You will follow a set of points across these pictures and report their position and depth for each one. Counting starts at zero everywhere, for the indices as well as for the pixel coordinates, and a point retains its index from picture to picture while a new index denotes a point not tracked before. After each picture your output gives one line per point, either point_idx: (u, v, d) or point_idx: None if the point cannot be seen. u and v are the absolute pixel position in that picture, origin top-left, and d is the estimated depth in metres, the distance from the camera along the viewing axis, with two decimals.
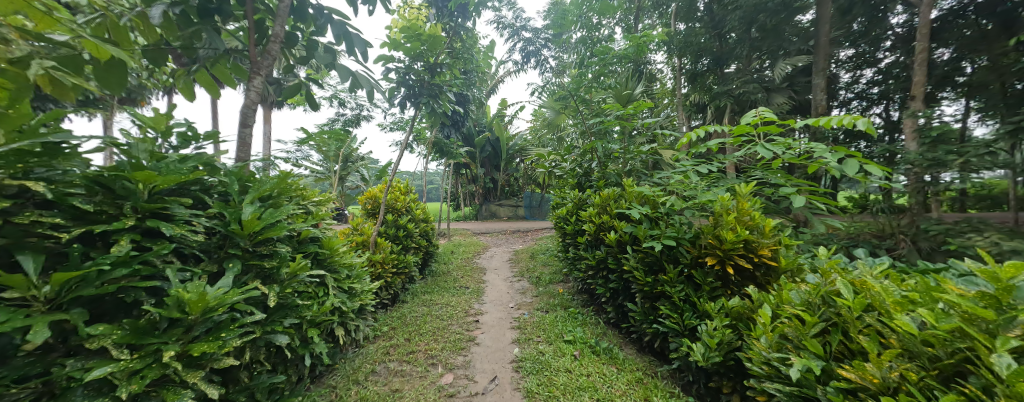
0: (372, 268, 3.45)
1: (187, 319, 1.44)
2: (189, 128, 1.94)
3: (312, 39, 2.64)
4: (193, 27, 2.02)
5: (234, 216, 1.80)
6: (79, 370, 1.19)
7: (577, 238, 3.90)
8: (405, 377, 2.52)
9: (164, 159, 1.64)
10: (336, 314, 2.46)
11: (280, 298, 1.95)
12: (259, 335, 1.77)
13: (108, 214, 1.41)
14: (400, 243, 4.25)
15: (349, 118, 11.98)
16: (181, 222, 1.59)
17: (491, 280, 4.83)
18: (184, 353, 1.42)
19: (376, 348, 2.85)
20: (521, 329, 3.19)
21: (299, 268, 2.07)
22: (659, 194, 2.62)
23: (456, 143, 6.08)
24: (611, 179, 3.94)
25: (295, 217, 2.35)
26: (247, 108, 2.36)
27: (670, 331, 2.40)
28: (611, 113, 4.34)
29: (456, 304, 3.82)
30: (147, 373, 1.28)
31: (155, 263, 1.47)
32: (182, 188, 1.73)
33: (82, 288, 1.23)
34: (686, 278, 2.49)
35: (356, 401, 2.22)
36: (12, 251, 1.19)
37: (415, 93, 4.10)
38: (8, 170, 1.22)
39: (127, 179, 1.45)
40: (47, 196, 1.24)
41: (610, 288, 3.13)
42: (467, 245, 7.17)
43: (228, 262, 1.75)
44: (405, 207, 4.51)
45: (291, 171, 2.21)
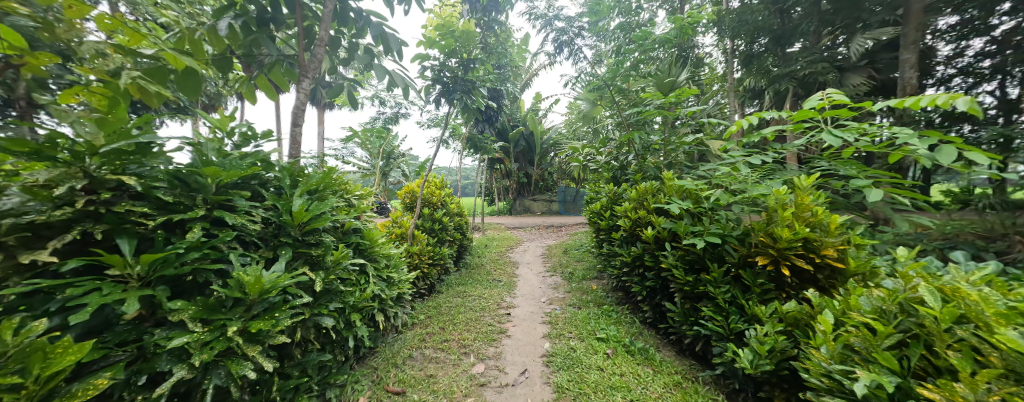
0: (409, 258, 3.59)
1: (247, 299, 1.57)
2: (249, 128, 2.10)
3: (353, 42, 2.78)
4: (252, 36, 2.20)
5: (286, 207, 1.95)
6: (163, 339, 1.35)
7: (611, 234, 3.81)
8: (439, 363, 2.59)
9: (228, 156, 1.80)
10: (376, 301, 2.57)
11: (326, 284, 2.08)
12: (308, 316, 1.89)
13: (185, 205, 1.56)
14: (436, 236, 4.34)
15: (389, 116, 12.43)
16: (242, 212, 1.74)
17: (524, 274, 4.84)
18: (245, 329, 1.55)
19: (413, 335, 2.95)
20: (552, 324, 3.16)
21: (342, 256, 2.19)
22: (703, 188, 2.49)
23: (490, 138, 6.08)
24: (650, 173, 3.79)
25: (340, 209, 2.49)
26: (299, 108, 2.52)
27: (714, 335, 2.29)
28: (651, 103, 4.15)
29: (489, 296, 3.87)
30: (216, 345, 1.41)
31: (222, 249, 1.63)
32: (243, 182, 1.90)
33: (164, 269, 1.38)
34: (733, 279, 2.35)
35: (395, 383, 2.33)
36: (111, 234, 1.36)
37: (448, 90, 4.17)
38: (110, 166, 1.39)
39: (199, 174, 1.61)
40: (138, 189, 1.40)
41: (646, 286, 3.02)
42: (500, 239, 7.25)
43: (281, 250, 1.89)
44: (440, 201, 4.61)
45: (336, 165, 2.34)
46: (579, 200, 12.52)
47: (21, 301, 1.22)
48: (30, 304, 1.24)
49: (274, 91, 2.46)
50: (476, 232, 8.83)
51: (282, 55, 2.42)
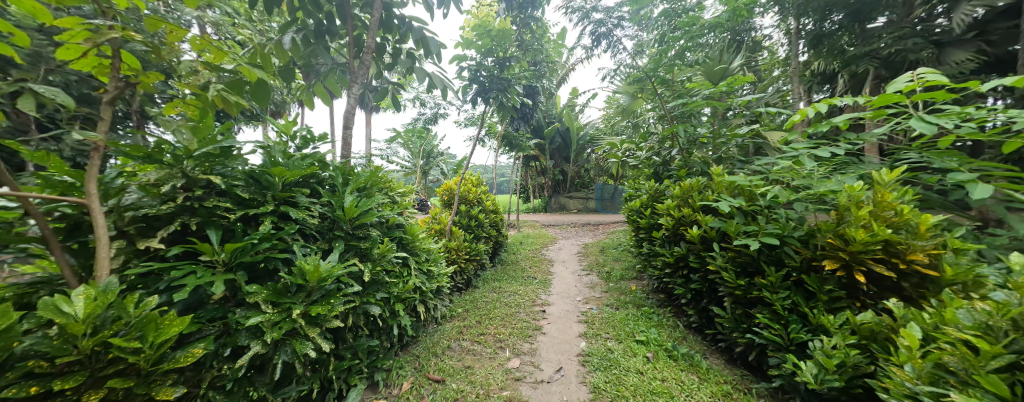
0: (447, 253, 3.69)
1: (307, 285, 1.71)
2: (309, 131, 2.27)
3: (396, 47, 2.91)
4: (310, 47, 2.50)
5: (339, 203, 2.09)
6: (243, 318, 1.53)
7: (652, 233, 3.67)
8: (476, 355, 2.64)
9: (292, 156, 1.97)
10: (417, 293, 2.67)
11: (374, 275, 2.20)
12: (358, 304, 2.01)
13: (258, 201, 1.77)
14: (472, 232, 4.41)
15: (428, 116, 12.82)
16: (303, 207, 1.91)
17: (559, 272, 4.79)
18: (307, 313, 1.69)
19: (451, 327, 3.03)
20: (588, 324, 3.10)
21: (387, 249, 2.30)
22: (756, 184, 2.33)
23: (526, 135, 6.05)
24: (696, 168, 3.59)
25: (385, 206, 2.62)
26: (350, 112, 2.68)
27: (769, 344, 2.13)
28: (697, 93, 3.93)
29: (524, 293, 3.87)
30: (283, 325, 1.56)
31: (287, 240, 1.79)
32: (303, 181, 2.07)
33: (243, 256, 1.56)
34: (794, 284, 2.16)
35: (435, 372, 2.40)
36: (203, 226, 1.57)
37: (484, 89, 4.22)
38: (201, 166, 1.64)
39: (269, 174, 1.80)
40: (221, 186, 1.63)
41: (691, 288, 2.87)
42: (534, 237, 7.22)
43: (335, 242, 2.03)
44: (476, 198, 4.68)
45: (381, 164, 2.48)
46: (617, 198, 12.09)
47: (138, 280, 1.45)
48: (144, 283, 1.46)
49: (328, 96, 2.62)
50: (511, 229, 8.86)
51: (334, 64, 2.66)
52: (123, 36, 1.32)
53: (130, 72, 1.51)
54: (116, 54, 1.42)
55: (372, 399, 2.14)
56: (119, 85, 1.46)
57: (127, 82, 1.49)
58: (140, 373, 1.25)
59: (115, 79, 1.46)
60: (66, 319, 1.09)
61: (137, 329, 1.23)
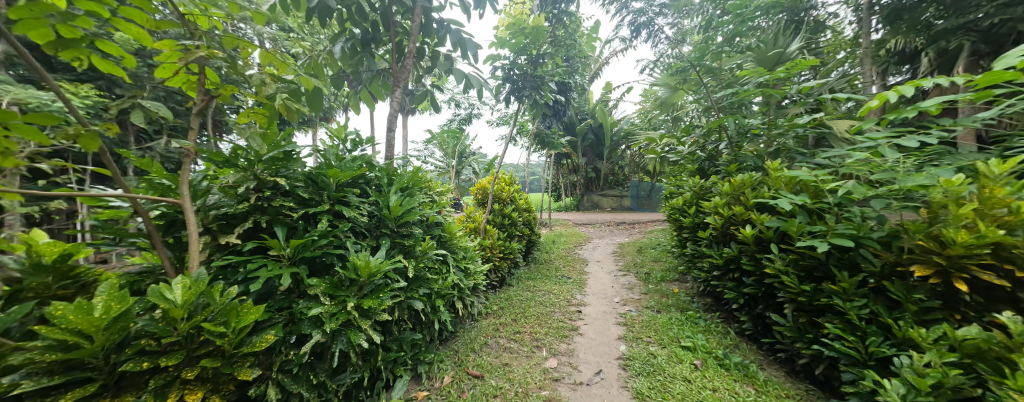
0: (482, 251, 3.75)
1: (359, 280, 1.85)
2: (358, 135, 2.43)
3: (435, 50, 3.02)
4: (357, 55, 2.70)
5: (385, 202, 2.23)
6: (306, 308, 1.68)
7: (697, 232, 3.46)
8: (513, 353, 2.66)
9: (343, 159, 2.17)
10: (456, 289, 2.74)
11: (417, 271, 2.30)
12: (403, 299, 2.12)
13: (316, 200, 1.93)
14: (506, 230, 4.43)
15: (463, 117, 13.07)
16: (354, 206, 2.07)
17: (595, 272, 4.67)
18: (359, 305, 1.82)
19: (488, 324, 3.06)
20: (628, 326, 2.99)
21: (428, 246, 2.40)
22: (821, 178, 2.11)
23: (558, 132, 5.98)
24: (747, 163, 3.34)
25: (425, 205, 2.73)
26: (393, 115, 2.83)
27: (841, 357, 1.92)
28: (749, 82, 3.64)
29: (559, 292, 3.83)
30: (340, 316, 1.69)
31: (341, 237, 1.95)
32: (353, 182, 2.22)
33: (304, 251, 1.74)
34: (871, 292, 1.94)
35: (474, 367, 2.45)
36: (271, 223, 1.76)
37: (518, 88, 4.25)
38: (269, 168, 1.82)
39: (324, 175, 1.98)
40: (285, 187, 1.81)
41: (743, 293, 2.66)
42: (568, 236, 7.11)
43: (382, 239, 2.17)
44: (510, 197, 4.71)
45: (422, 165, 2.60)
46: (655, 195, 11.90)
47: (220, 271, 1.65)
48: (225, 274, 1.66)
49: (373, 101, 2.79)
50: (543, 227, 8.80)
51: (378, 70, 2.84)
52: (206, 54, 1.49)
53: (211, 86, 1.70)
54: (201, 71, 1.61)
55: (416, 390, 2.24)
56: (204, 98, 1.66)
57: (210, 95, 1.68)
58: (225, 355, 1.41)
59: (201, 93, 1.66)
60: (168, 305, 1.27)
61: (222, 315, 1.40)
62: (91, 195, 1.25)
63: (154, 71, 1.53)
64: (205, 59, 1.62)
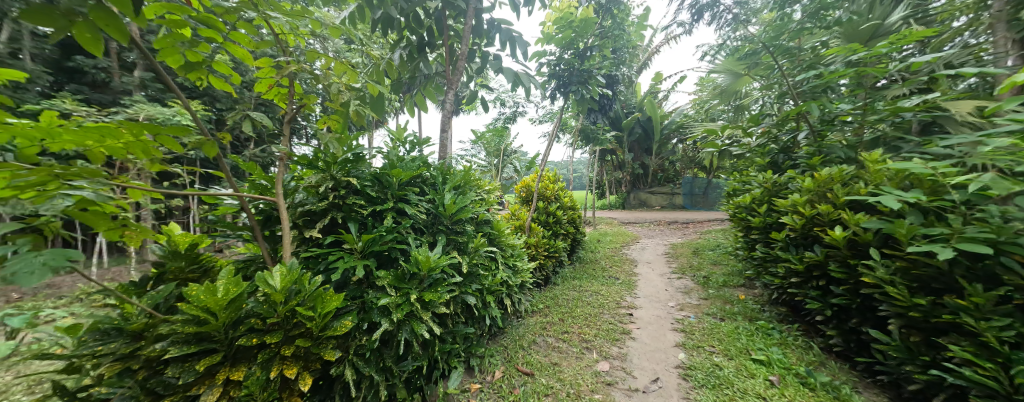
0: (527, 249, 3.76)
1: (420, 273, 1.99)
2: (416, 137, 2.59)
3: (485, 51, 3.11)
4: (413, 62, 2.87)
5: (441, 201, 2.37)
6: (375, 298, 1.84)
7: (767, 233, 3.12)
8: (562, 353, 2.62)
9: (403, 159, 2.35)
10: (505, 286, 2.79)
11: (470, 267, 2.40)
12: (458, 293, 2.21)
13: (381, 198, 2.12)
14: (551, 229, 4.38)
15: (508, 116, 13.16)
16: (413, 204, 2.23)
17: (645, 273, 4.43)
18: (421, 298, 1.95)
19: (535, 322, 3.06)
20: (686, 333, 2.78)
21: (480, 243, 2.49)
22: (937, 169, 1.76)
23: (605, 127, 5.78)
24: (835, 155, 2.92)
25: (476, 203, 2.83)
26: (446, 117, 2.97)
27: (973, 388, 1.58)
28: (836, 60, 3.17)
29: (607, 293, 3.70)
30: (404, 306, 1.83)
31: (402, 232, 2.11)
32: (412, 182, 2.39)
33: (373, 245, 1.92)
34: (1019, 311, 1.58)
35: (524, 364, 2.47)
36: (346, 219, 1.96)
37: (564, 83, 4.18)
38: (342, 170, 2.03)
39: (387, 175, 2.16)
40: (356, 187, 2.01)
41: (830, 304, 2.33)
42: (615, 235, 6.85)
43: (438, 236, 2.30)
44: (554, 195, 4.66)
45: (473, 164, 2.71)
46: (711, 193, 11.03)
47: (307, 262, 1.87)
48: (310, 265, 1.88)
49: (427, 103, 2.93)
50: (588, 226, 8.58)
51: (432, 74, 3.00)
52: (293, 69, 1.70)
53: (296, 97, 1.95)
54: (290, 83, 1.86)
55: (470, 382, 2.32)
56: (293, 108, 1.91)
57: (297, 105, 1.91)
58: (312, 336, 1.58)
59: (290, 103, 1.90)
60: (271, 290, 1.47)
61: (310, 301, 1.57)
62: (207, 194, 1.48)
63: (255, 86, 1.79)
64: (293, 73, 1.85)
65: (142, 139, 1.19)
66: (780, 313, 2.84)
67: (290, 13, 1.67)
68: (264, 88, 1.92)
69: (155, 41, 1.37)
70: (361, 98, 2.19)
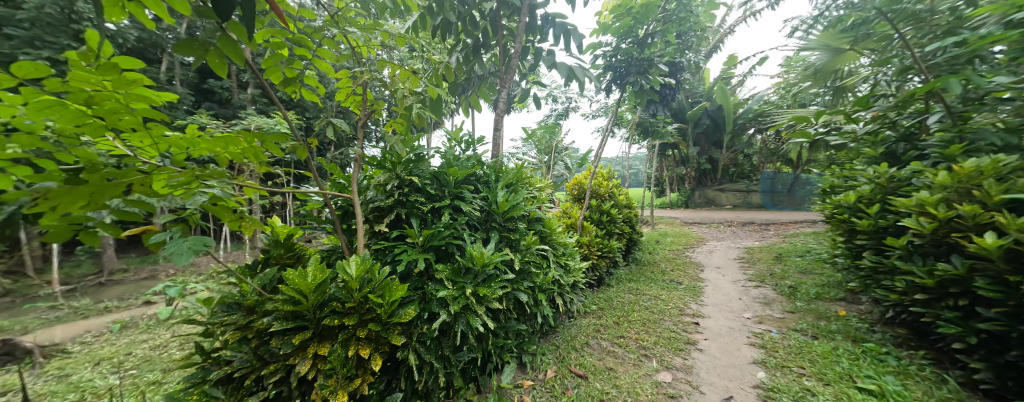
0: (579, 248, 3.63)
1: (474, 268, 2.01)
2: (469, 136, 2.61)
3: (538, 47, 3.03)
4: (469, 63, 2.88)
5: (494, 198, 2.36)
6: (434, 290, 1.86)
7: (872, 238, 2.63)
8: (618, 358, 2.47)
9: (458, 158, 2.40)
10: (556, 285, 2.69)
11: (522, 264, 2.37)
12: (510, 290, 2.18)
13: (438, 195, 2.18)
14: (604, 228, 4.18)
15: (560, 112, 12.95)
16: (468, 201, 2.25)
17: (713, 279, 4.04)
18: (475, 292, 1.96)
19: (588, 323, 2.93)
20: (767, 350, 2.44)
21: (532, 241, 2.44)
22: None
23: (665, 119, 5.39)
24: (970, 144, 2.36)
25: (527, 200, 2.78)
26: (499, 116, 2.96)
27: None
28: (974, 26, 2.55)
29: (667, 298, 3.43)
30: (460, 300, 1.84)
31: (457, 228, 2.13)
32: (467, 180, 2.42)
33: (433, 240, 1.97)
34: None
35: (576, 366, 2.36)
36: (409, 215, 2.03)
37: (622, 74, 3.96)
38: (404, 168, 2.10)
39: (444, 174, 2.21)
40: (417, 185, 2.07)
41: (966, 328, 1.87)
42: (676, 236, 6.35)
43: (491, 233, 2.30)
44: (608, 193, 4.44)
45: (525, 162, 2.67)
46: (798, 190, 9.62)
47: (377, 253, 1.96)
48: (380, 256, 1.96)
49: (481, 103, 2.94)
50: (645, 225, 8.12)
51: (486, 75, 3.01)
52: (365, 78, 1.78)
53: (367, 103, 2.04)
54: (363, 91, 1.95)
55: (521, 379, 2.27)
56: (366, 114, 2.01)
57: (369, 112, 1.99)
58: (381, 321, 1.61)
59: (363, 110, 2.00)
60: (348, 277, 1.56)
61: (380, 289, 1.63)
62: (300, 190, 1.62)
63: (335, 96, 1.92)
64: (366, 82, 1.93)
65: (255, 145, 1.34)
66: (898, 336, 2.35)
67: (366, 27, 1.75)
68: (342, 96, 2.04)
69: (263, 61, 1.56)
70: (422, 101, 2.24)
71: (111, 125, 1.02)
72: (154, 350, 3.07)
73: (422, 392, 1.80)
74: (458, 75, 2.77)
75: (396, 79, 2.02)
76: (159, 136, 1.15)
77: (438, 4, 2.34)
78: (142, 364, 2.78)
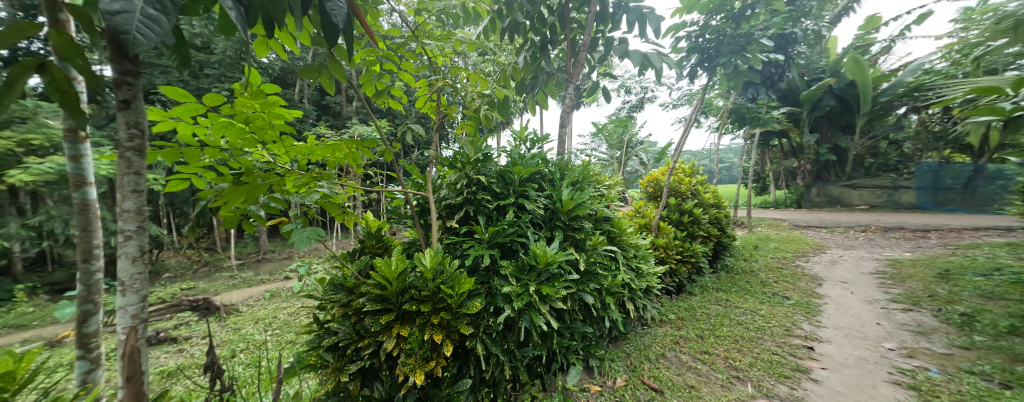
0: (654, 251, 3.30)
1: (538, 266, 1.94)
2: (534, 133, 2.54)
3: (609, 37, 2.79)
4: (536, 61, 2.77)
5: (558, 196, 2.26)
6: (499, 286, 1.83)
7: None
8: (702, 376, 2.16)
9: (522, 157, 2.38)
10: (626, 289, 2.47)
11: (588, 265, 2.21)
12: (576, 291, 2.06)
13: (502, 192, 2.16)
14: (685, 230, 3.75)
15: (633, 103, 12.12)
16: (532, 199, 2.20)
17: (835, 296, 3.33)
18: (538, 291, 1.90)
19: (664, 334, 2.64)
20: (919, 394, 1.90)
21: (599, 242, 2.27)
22: None
23: (767, 104, 4.63)
24: None
25: (595, 199, 2.61)
26: (566, 112, 2.83)
27: None
28: None
29: (768, 315, 2.92)
30: (525, 298, 1.80)
31: (522, 227, 2.10)
32: (531, 179, 2.37)
33: (497, 237, 1.95)
34: None
35: (650, 378, 2.13)
36: (477, 212, 2.05)
37: (710, 57, 3.48)
38: (472, 166, 2.11)
39: (509, 172, 2.18)
40: (483, 182, 2.08)
41: None
42: (780, 242, 5.45)
43: (556, 231, 2.19)
44: (690, 190, 3.98)
45: (592, 159, 2.51)
46: (980, 187, 7.36)
47: (449, 248, 2.00)
48: (451, 250, 2.01)
49: (548, 100, 2.84)
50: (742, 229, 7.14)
51: (553, 71, 2.89)
52: (440, 85, 1.82)
53: (442, 108, 2.09)
54: (438, 98, 1.99)
55: (588, 383, 2.12)
56: (439, 119, 2.06)
57: (443, 118, 2.03)
58: (452, 311, 1.63)
59: (437, 116, 2.05)
60: (424, 268, 1.62)
61: (450, 281, 1.66)
62: (388, 189, 1.73)
63: (415, 105, 1.99)
64: (441, 90, 1.97)
65: (355, 151, 1.46)
66: None
67: (440, 37, 1.75)
68: (421, 104, 2.12)
69: (359, 77, 1.70)
70: (491, 103, 2.23)
71: (260, 137, 1.21)
72: (290, 316, 3.66)
73: (490, 382, 1.78)
74: (525, 73, 2.71)
75: (467, 83, 2.03)
76: (291, 147, 1.31)
77: (506, 6, 2.32)
78: (284, 326, 3.35)
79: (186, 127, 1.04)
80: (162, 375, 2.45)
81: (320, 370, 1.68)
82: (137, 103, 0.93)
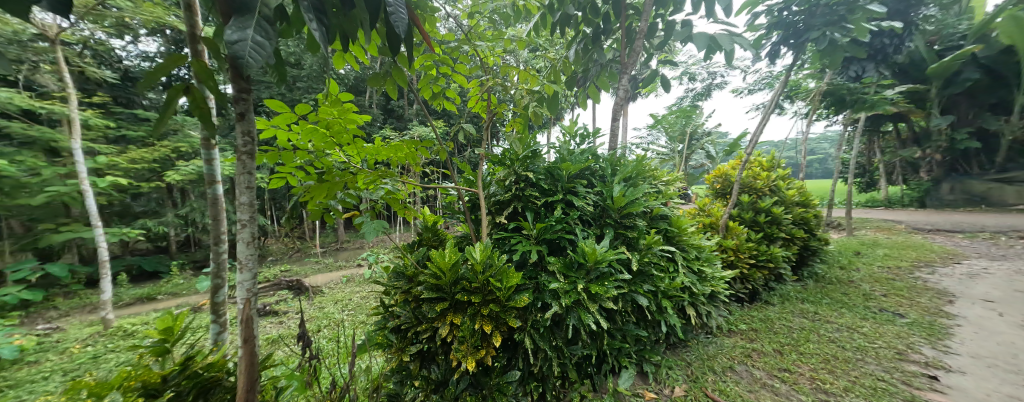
0: (721, 253, 2.99)
1: (587, 264, 1.90)
2: (585, 128, 2.47)
3: (670, 20, 2.56)
4: (589, 54, 2.67)
5: (608, 193, 2.17)
6: (547, 282, 1.83)
7: None
8: (780, 395, 1.91)
9: (572, 152, 2.33)
10: (686, 293, 2.29)
11: (641, 266, 2.09)
12: (628, 292, 1.96)
13: (551, 189, 2.15)
14: (762, 231, 3.33)
15: (701, 91, 11.05)
16: (582, 195, 2.15)
17: (972, 317, 2.68)
18: (587, 289, 1.86)
19: (733, 344, 2.38)
20: None
21: (654, 241, 2.12)
22: None
23: (874, 83, 3.87)
24: None
25: (649, 196, 2.45)
26: (620, 104, 2.69)
27: None
28: None
29: (872, 333, 2.46)
30: (573, 295, 1.77)
31: (570, 224, 2.07)
32: (580, 175, 2.31)
33: (545, 233, 1.95)
34: None
35: (714, 392, 1.94)
36: (525, 208, 2.07)
37: (798, 33, 3.00)
38: (522, 162, 2.14)
39: (558, 168, 2.16)
40: (531, 179, 2.09)
41: None
42: (892, 248, 4.54)
43: (606, 229, 2.11)
44: (767, 186, 3.53)
45: (647, 153, 2.36)
46: None
47: (498, 243, 2.06)
48: (500, 245, 2.06)
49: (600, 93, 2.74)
50: (839, 231, 6.11)
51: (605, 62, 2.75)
52: (489, 84, 1.86)
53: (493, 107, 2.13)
54: (489, 97, 2.04)
55: (643, 388, 2.00)
56: (490, 118, 2.11)
57: (494, 116, 2.08)
58: (501, 303, 1.68)
59: (488, 114, 2.10)
60: (475, 261, 1.70)
61: (498, 274, 1.71)
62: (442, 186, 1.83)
63: (468, 105, 2.07)
64: (492, 88, 2.02)
65: (414, 150, 1.58)
66: None
67: (490, 37, 1.79)
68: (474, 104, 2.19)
69: (418, 82, 1.81)
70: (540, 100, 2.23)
71: (338, 141, 1.37)
72: (361, 299, 4.10)
73: (538, 376, 1.79)
74: (576, 67, 2.63)
75: (517, 81, 2.05)
76: (362, 148, 1.45)
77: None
78: (355, 308, 3.77)
79: (282, 133, 1.24)
80: (267, 341, 2.94)
81: (385, 349, 1.85)
82: (249, 115, 1.12)
